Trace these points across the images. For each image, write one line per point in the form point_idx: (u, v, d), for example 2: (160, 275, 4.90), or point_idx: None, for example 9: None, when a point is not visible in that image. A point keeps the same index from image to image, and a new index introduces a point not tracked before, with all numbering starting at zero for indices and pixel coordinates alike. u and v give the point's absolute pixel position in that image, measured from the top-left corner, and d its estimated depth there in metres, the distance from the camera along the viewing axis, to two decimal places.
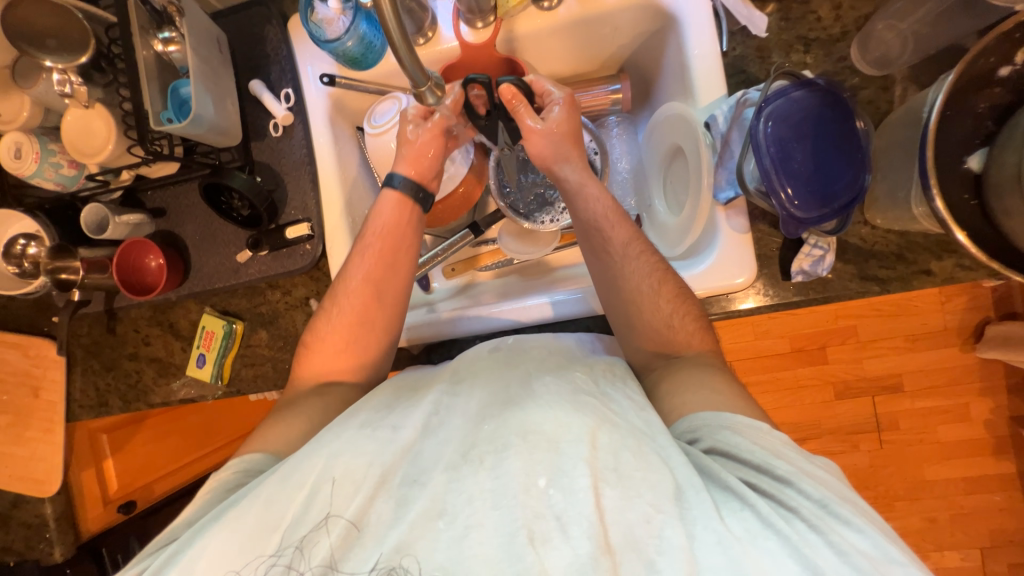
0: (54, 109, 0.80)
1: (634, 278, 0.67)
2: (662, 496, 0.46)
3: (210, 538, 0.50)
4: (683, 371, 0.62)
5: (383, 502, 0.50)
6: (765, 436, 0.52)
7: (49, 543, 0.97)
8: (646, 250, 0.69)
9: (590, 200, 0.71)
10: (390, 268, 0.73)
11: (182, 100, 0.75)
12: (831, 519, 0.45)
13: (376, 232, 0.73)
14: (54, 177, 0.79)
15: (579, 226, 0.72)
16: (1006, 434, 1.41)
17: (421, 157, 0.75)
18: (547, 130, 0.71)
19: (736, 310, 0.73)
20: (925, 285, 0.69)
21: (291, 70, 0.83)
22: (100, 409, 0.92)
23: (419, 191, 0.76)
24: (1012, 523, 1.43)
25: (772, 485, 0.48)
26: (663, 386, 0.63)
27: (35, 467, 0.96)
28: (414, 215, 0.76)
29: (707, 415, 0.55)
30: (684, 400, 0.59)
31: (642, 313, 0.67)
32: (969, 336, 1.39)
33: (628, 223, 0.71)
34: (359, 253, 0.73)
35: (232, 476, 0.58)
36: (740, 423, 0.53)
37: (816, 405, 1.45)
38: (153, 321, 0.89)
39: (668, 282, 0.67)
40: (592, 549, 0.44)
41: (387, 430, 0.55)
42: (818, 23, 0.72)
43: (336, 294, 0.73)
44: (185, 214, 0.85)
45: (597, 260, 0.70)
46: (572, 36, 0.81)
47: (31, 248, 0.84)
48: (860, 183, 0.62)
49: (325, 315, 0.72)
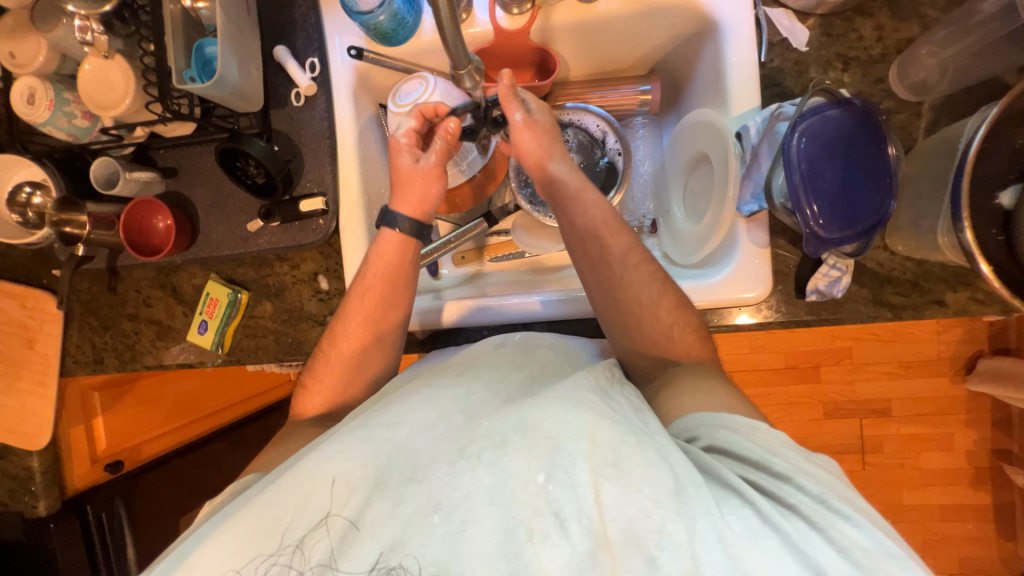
0: (71, 57, 0.78)
1: (632, 289, 0.66)
2: (662, 491, 0.45)
3: (202, 553, 0.50)
4: (679, 380, 0.63)
5: (379, 503, 0.49)
6: (761, 435, 0.52)
7: (33, 496, 0.95)
8: (646, 258, 0.69)
9: (587, 205, 0.69)
10: (389, 307, 0.72)
11: (206, 59, 0.74)
12: (832, 515, 0.45)
13: (377, 273, 0.71)
14: (67, 127, 0.77)
15: (575, 233, 0.70)
16: (987, 466, 1.44)
17: (416, 190, 0.73)
18: (533, 125, 0.70)
19: (731, 323, 0.73)
20: (936, 314, 0.69)
21: (318, 39, 0.81)
22: (95, 366, 0.91)
23: (423, 229, 0.74)
24: (982, 552, 1.46)
25: (771, 481, 0.48)
26: (663, 391, 0.63)
27: (25, 420, 0.95)
28: (414, 253, 0.74)
29: (704, 414, 0.55)
30: (681, 402, 0.59)
31: (643, 320, 0.67)
32: (961, 368, 1.40)
33: (625, 230, 0.69)
34: (358, 294, 0.72)
35: (227, 496, 0.61)
36: (737, 422, 0.53)
37: (805, 423, 1.47)
38: (156, 283, 0.88)
39: (668, 293, 0.67)
40: (590, 545, 0.44)
41: (383, 429, 0.54)
42: (859, 43, 0.72)
43: (334, 336, 0.73)
44: (197, 177, 0.83)
45: (592, 267, 0.69)
46: (609, 32, 0.80)
47: (35, 197, 0.82)
48: (886, 208, 0.62)
49: (322, 357, 0.73)
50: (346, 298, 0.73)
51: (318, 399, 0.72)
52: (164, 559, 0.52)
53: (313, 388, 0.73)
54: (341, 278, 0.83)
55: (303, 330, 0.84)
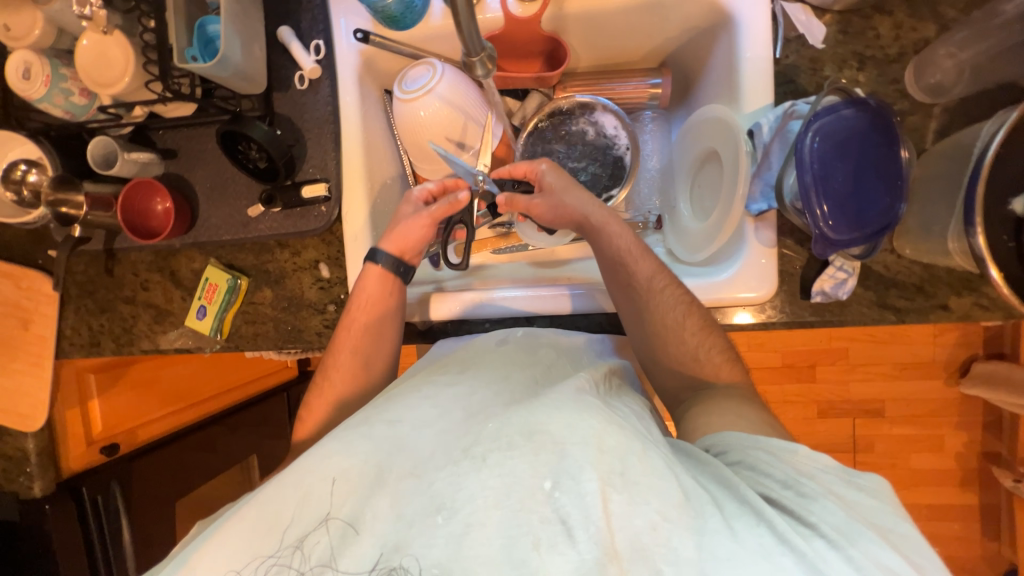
0: (69, 31, 0.75)
1: (659, 314, 0.68)
2: (669, 504, 0.45)
3: (203, 553, 0.49)
4: (711, 399, 0.66)
5: (379, 500, 0.49)
6: (800, 458, 0.52)
7: (29, 477, 0.95)
8: (673, 281, 0.69)
9: (614, 236, 0.71)
10: (378, 339, 0.75)
11: (209, 38, 0.72)
12: (859, 538, 0.45)
13: (358, 307, 0.73)
14: (64, 104, 0.75)
15: (604, 262, 0.71)
16: (976, 467, 1.45)
17: (407, 236, 0.74)
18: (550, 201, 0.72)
19: (730, 322, 0.73)
20: (940, 319, 0.69)
21: (324, 21, 0.79)
22: (91, 349, 0.90)
23: (402, 266, 0.74)
24: (966, 551, 1.49)
25: (797, 502, 0.48)
26: (696, 409, 0.66)
27: (20, 401, 0.94)
28: (396, 287, 0.75)
29: (739, 436, 0.57)
30: (710, 420, 0.62)
31: (659, 317, 0.68)
32: (955, 371, 1.41)
33: (652, 256, 0.71)
34: (344, 328, 0.75)
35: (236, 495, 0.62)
36: (773, 445, 0.54)
37: (799, 421, 1.48)
38: (154, 267, 0.87)
39: (695, 315, 0.68)
40: (598, 554, 0.44)
41: (383, 426, 0.54)
42: (876, 41, 0.71)
43: (326, 368, 0.76)
44: (197, 160, 0.82)
45: (621, 294, 0.70)
46: (622, 22, 0.78)
47: (31, 175, 0.80)
48: (895, 212, 0.61)
49: (326, 368, 0.76)
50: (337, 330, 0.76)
51: (324, 403, 0.75)
52: (176, 554, 0.52)
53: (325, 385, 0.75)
54: (343, 266, 0.82)
55: (304, 318, 0.83)
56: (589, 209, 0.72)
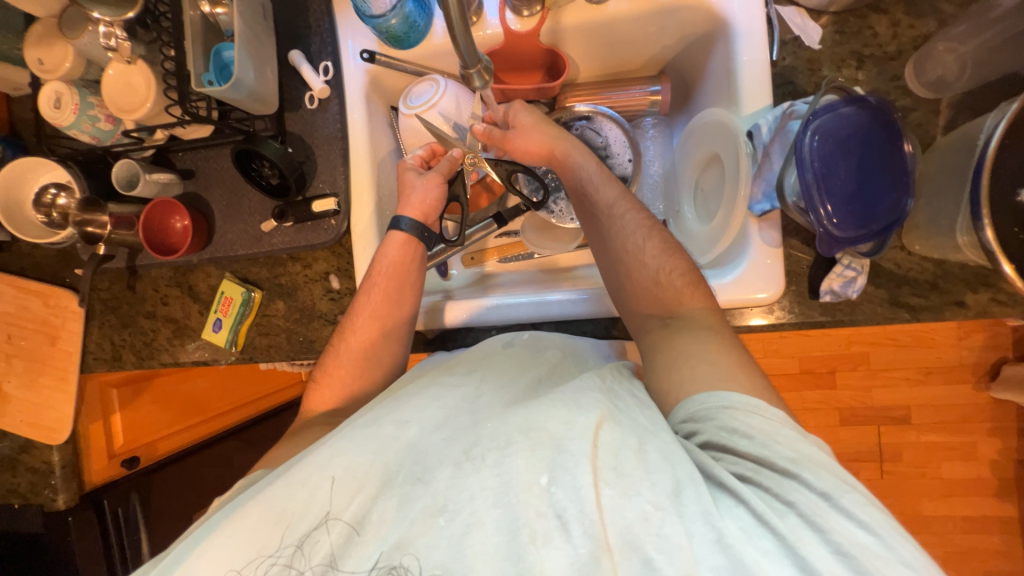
0: (96, 62, 0.80)
1: (622, 239, 0.70)
2: (661, 493, 0.46)
3: (211, 541, 0.51)
4: (676, 338, 0.62)
5: (386, 500, 0.50)
6: (761, 416, 0.51)
7: (53, 490, 0.97)
8: (634, 207, 0.73)
9: (579, 166, 0.76)
10: (397, 304, 0.75)
11: (224, 64, 0.76)
12: (831, 511, 0.45)
13: (383, 271, 0.75)
14: (91, 130, 0.80)
15: (571, 195, 0.76)
16: (1012, 476, 1.39)
17: (426, 200, 0.78)
18: (522, 131, 0.78)
19: (746, 324, 0.72)
20: (956, 316, 0.67)
21: (332, 43, 0.83)
22: (114, 363, 0.93)
23: (425, 232, 0.77)
24: (1009, 566, 1.41)
25: (772, 478, 0.47)
26: (660, 358, 0.62)
27: (46, 415, 0.97)
28: (418, 254, 0.77)
29: (703, 397, 0.54)
30: (681, 377, 0.58)
31: (625, 244, 0.70)
32: (984, 375, 1.36)
33: (615, 183, 0.74)
34: (366, 291, 0.75)
35: (235, 491, 0.62)
36: (738, 403, 0.52)
37: (820, 430, 1.44)
38: (173, 282, 0.90)
39: (656, 237, 0.70)
40: (592, 548, 0.44)
41: (392, 426, 0.55)
42: (874, 40, 0.71)
43: (344, 330, 0.76)
44: (213, 179, 0.85)
45: (589, 222, 0.74)
46: (618, 32, 0.80)
47: (61, 198, 0.85)
48: (903, 206, 0.61)
49: (334, 351, 0.76)
50: (356, 296, 0.77)
51: (331, 392, 0.75)
52: (188, 536, 0.54)
53: (341, 356, 0.75)
54: (352, 278, 0.84)
55: (315, 329, 0.85)
56: (559, 142, 0.77)
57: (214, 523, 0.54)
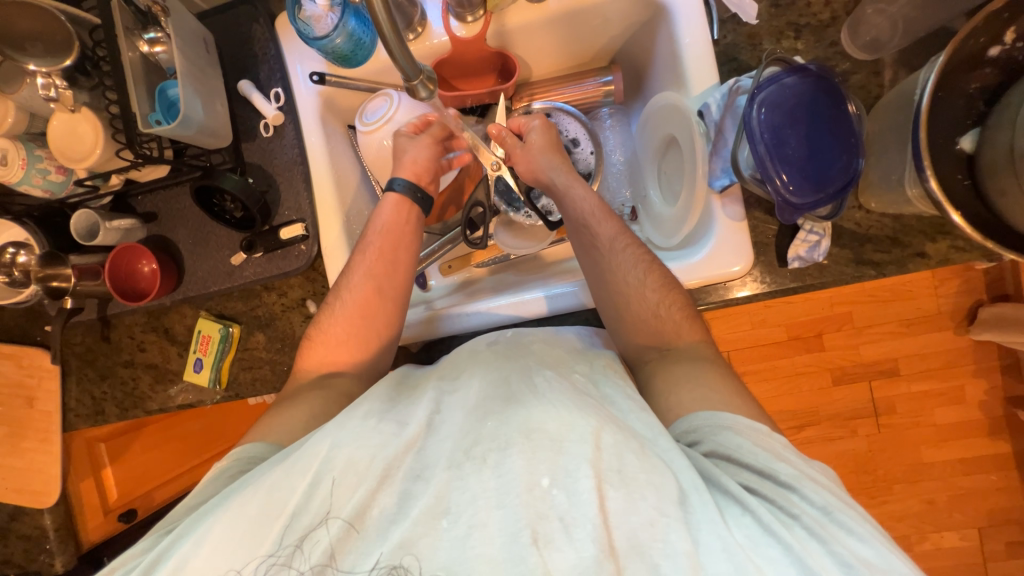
0: (40, 114, 0.78)
1: (620, 273, 0.69)
2: (667, 500, 0.46)
3: (210, 528, 0.50)
4: (673, 366, 0.64)
5: (386, 496, 0.50)
6: (765, 438, 0.54)
7: (49, 554, 0.96)
8: (633, 244, 0.71)
9: (577, 199, 0.74)
10: (394, 266, 0.74)
11: (170, 101, 0.74)
12: (834, 527, 0.47)
13: (380, 232, 0.75)
14: (43, 183, 0.78)
15: (569, 225, 0.74)
16: (1001, 414, 1.43)
17: (418, 161, 0.78)
18: (528, 151, 0.78)
19: (734, 298, 0.73)
20: (919, 267, 0.69)
21: (281, 69, 0.82)
22: (98, 417, 0.91)
23: (419, 193, 0.78)
24: (1010, 502, 1.45)
25: (775, 490, 0.49)
26: (657, 385, 0.64)
27: (32, 478, 0.95)
28: (413, 215, 0.78)
29: (707, 415, 0.56)
30: (680, 398, 0.60)
31: (626, 275, 0.69)
32: (963, 319, 1.40)
33: (615, 219, 0.73)
34: (361, 252, 0.74)
35: (238, 462, 0.60)
36: (741, 424, 0.55)
37: (814, 392, 1.46)
38: (148, 327, 0.88)
39: (655, 273, 0.69)
40: (596, 552, 0.45)
41: (393, 425, 0.55)
42: (809, 9, 0.73)
43: (340, 289, 0.74)
44: (177, 218, 0.84)
45: (586, 258, 0.72)
46: (561, 29, 0.81)
47: (20, 256, 0.82)
48: (854, 167, 0.62)
49: (329, 310, 0.74)
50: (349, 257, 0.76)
51: (321, 354, 0.72)
52: (191, 515, 0.54)
53: (337, 315, 0.73)
54: None
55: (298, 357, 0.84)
56: (552, 173, 0.76)
57: (213, 507, 0.53)
